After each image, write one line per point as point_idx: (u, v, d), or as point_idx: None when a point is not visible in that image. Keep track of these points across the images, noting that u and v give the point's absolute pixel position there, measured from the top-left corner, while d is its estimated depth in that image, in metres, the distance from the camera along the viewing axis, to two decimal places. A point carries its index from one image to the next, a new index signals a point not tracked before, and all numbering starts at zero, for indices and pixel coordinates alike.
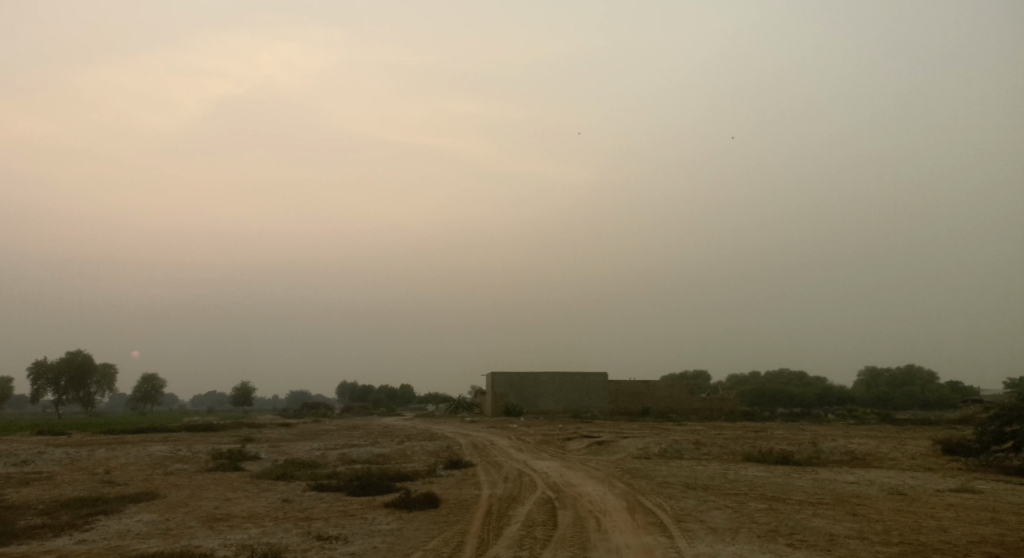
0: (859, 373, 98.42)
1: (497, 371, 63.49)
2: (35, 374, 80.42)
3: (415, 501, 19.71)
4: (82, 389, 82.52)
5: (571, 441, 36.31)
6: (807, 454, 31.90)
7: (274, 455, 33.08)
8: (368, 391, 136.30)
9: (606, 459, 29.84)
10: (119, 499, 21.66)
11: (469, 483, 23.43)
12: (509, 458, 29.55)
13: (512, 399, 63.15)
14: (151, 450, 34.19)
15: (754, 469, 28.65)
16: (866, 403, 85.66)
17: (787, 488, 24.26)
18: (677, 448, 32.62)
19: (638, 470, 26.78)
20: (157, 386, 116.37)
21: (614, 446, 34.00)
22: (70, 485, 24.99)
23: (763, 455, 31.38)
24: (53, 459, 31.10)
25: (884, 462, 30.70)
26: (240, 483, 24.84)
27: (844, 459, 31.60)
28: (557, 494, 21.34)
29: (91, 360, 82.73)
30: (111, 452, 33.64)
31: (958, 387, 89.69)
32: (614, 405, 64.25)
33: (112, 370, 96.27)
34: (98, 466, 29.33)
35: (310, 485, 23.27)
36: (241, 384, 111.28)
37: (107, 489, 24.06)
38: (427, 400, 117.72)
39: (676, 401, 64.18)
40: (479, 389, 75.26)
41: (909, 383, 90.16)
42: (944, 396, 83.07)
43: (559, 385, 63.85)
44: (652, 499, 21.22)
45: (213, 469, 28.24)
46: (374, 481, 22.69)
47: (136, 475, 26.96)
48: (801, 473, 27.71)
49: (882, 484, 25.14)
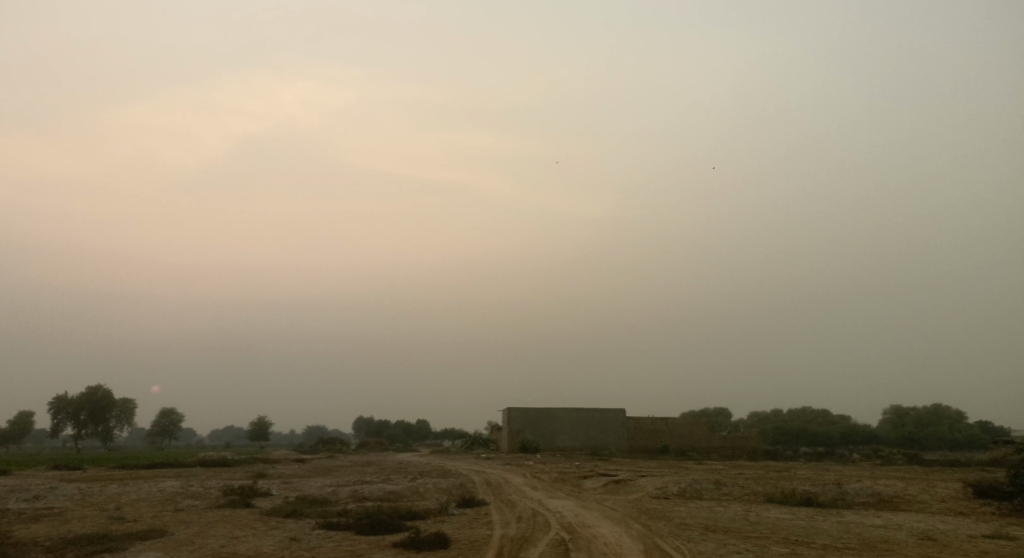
0: (885, 412, 96.63)
1: (513, 406, 62.78)
2: (56, 408, 80.60)
3: (424, 541, 19.17)
4: (102, 424, 82.48)
5: (587, 480, 35.58)
6: (831, 496, 30.99)
7: (285, 491, 32.59)
8: (385, 426, 135.66)
9: (623, 499, 29.10)
10: (125, 536, 21.28)
11: (481, 523, 22.84)
12: (523, 496, 28.94)
13: (528, 435, 62.36)
14: (163, 485, 33.78)
15: (777, 511, 27.80)
16: (892, 443, 83.86)
17: (811, 531, 23.45)
18: (697, 488, 31.79)
19: (656, 510, 26.05)
20: (175, 420, 116.28)
21: (632, 485, 33.24)
22: (78, 521, 24.64)
23: (785, 496, 30.51)
24: (64, 494, 30.73)
25: (913, 505, 29.75)
26: (249, 520, 24.41)
27: (870, 501, 30.67)
28: (571, 535, 20.71)
29: (112, 395, 82.80)
30: (123, 487, 33.26)
31: (988, 428, 87.71)
32: (632, 442, 63.24)
33: (131, 404, 96.30)
34: (109, 502, 28.94)
35: (319, 523, 22.77)
36: (258, 419, 111.00)
37: (115, 525, 23.69)
38: (443, 435, 116.96)
39: (696, 439, 63.15)
40: (496, 424, 74.49)
41: (936, 422, 88.31)
42: (973, 437, 81.19)
43: (576, 421, 62.99)
44: (669, 542, 20.50)
45: (223, 505, 27.80)
46: (384, 520, 22.15)
47: (145, 512, 26.53)
48: (826, 516, 26.87)
49: (912, 529, 24.27)
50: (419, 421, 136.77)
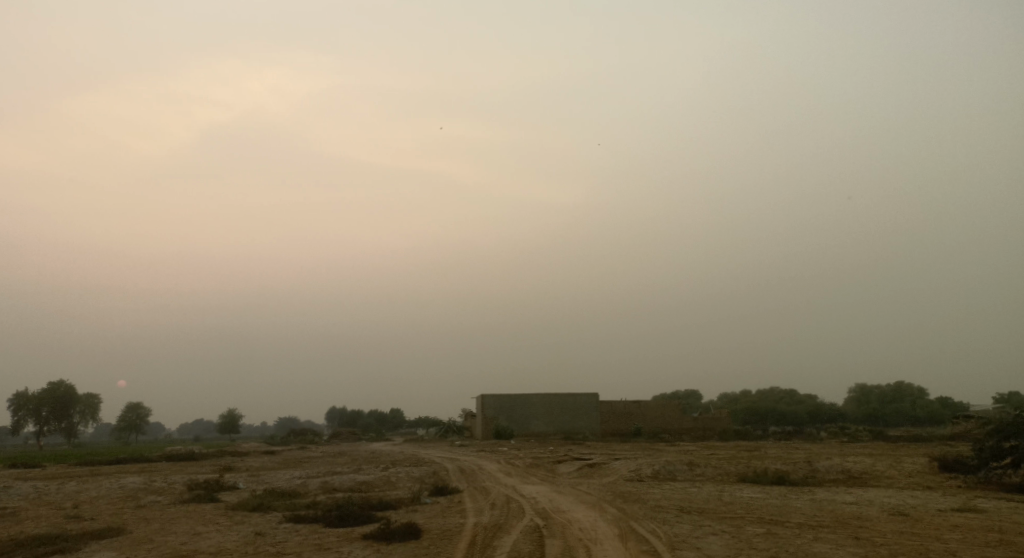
0: (851, 390, 97.56)
1: (487, 393, 62.47)
2: (17, 405, 78.77)
3: (394, 532, 18.66)
4: (65, 419, 80.68)
5: (561, 464, 35.29)
6: (803, 474, 30.99)
7: (252, 484, 31.85)
8: (357, 416, 134.65)
9: (597, 483, 28.80)
10: (80, 536, 20.50)
11: (453, 511, 22.42)
12: (496, 483, 28.55)
13: (502, 421, 62.07)
14: (124, 481, 32.90)
15: (750, 491, 27.70)
16: (857, 420, 84.89)
17: (785, 510, 23.28)
18: (670, 469, 31.63)
19: (630, 493, 25.78)
20: (142, 414, 114.47)
21: (606, 468, 33.00)
22: (34, 521, 23.81)
23: (758, 475, 30.46)
24: (19, 493, 29.73)
25: (882, 480, 29.85)
26: (212, 515, 23.77)
27: (840, 478, 30.71)
28: (545, 521, 20.29)
29: (75, 390, 80.95)
30: (82, 485, 32.33)
31: (948, 403, 89.21)
32: (606, 426, 63.15)
33: (96, 400, 94.43)
34: (66, 501, 28.03)
35: (286, 517, 22.16)
36: (228, 411, 109.58)
37: (72, 525, 22.89)
38: (417, 423, 116.09)
39: (669, 421, 63.30)
40: (469, 412, 74.16)
41: (899, 399, 89.57)
42: (934, 412, 82.49)
43: (549, 407, 62.77)
44: (645, 525, 20.17)
45: (187, 501, 27.02)
46: (354, 512, 21.60)
47: (104, 510, 25.73)
48: (798, 494, 26.81)
49: (883, 505, 24.22)
50: (390, 410, 136.11)
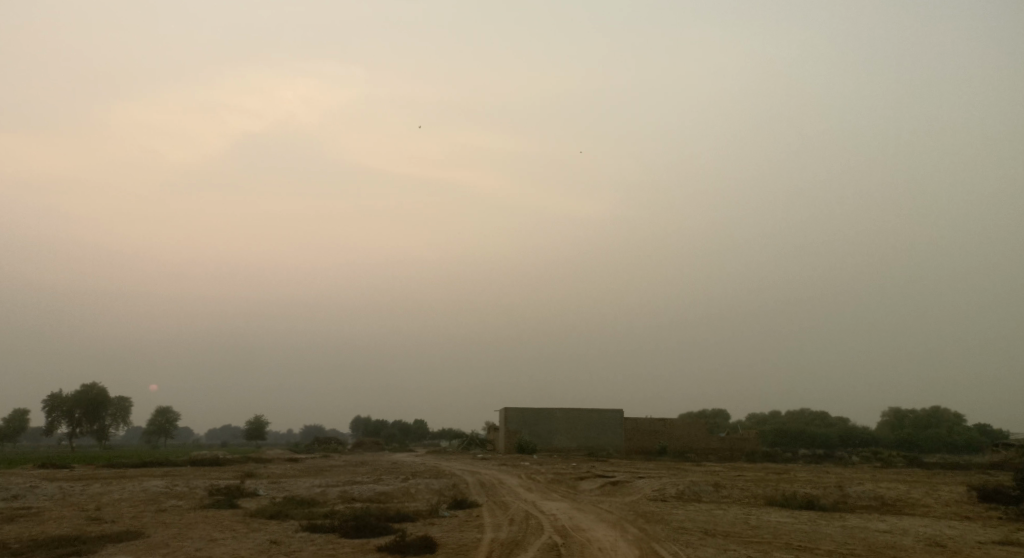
0: (885, 415, 95.57)
1: (510, 406, 62.01)
2: (51, 406, 79.74)
3: (409, 545, 18.30)
4: (97, 422, 81.51)
5: (583, 481, 34.71)
6: (833, 499, 30.16)
7: (273, 491, 31.72)
8: (383, 426, 134.66)
9: (620, 501, 28.25)
10: (97, 539, 20.37)
11: (472, 525, 22.03)
12: (517, 498, 28.09)
13: (525, 435, 61.57)
14: (147, 484, 32.92)
15: (777, 515, 26.97)
16: (890, 445, 83.06)
17: (814, 537, 22.55)
18: (696, 490, 30.98)
19: (653, 514, 25.20)
20: (171, 418, 115.38)
21: (629, 487, 32.39)
22: (55, 522, 23.83)
23: (786, 499, 29.70)
24: (45, 494, 29.83)
25: (917, 509, 28.94)
26: (230, 521, 23.60)
27: (873, 505, 29.83)
28: (564, 539, 19.80)
29: (107, 393, 81.74)
30: (106, 487, 32.41)
31: (986, 430, 87.02)
32: (630, 443, 62.38)
33: (127, 403, 95.33)
34: (90, 502, 28.06)
35: (303, 525, 21.93)
36: (255, 417, 110.12)
37: (91, 527, 22.85)
38: (442, 435, 115.72)
39: (695, 440, 62.40)
40: (493, 424, 73.76)
41: (935, 424, 87.59)
42: (971, 440, 80.47)
43: (573, 422, 62.17)
44: (667, 547, 19.58)
45: (207, 506, 26.91)
46: (371, 523, 21.26)
47: (125, 512, 25.70)
48: (829, 520, 26.04)
49: (918, 534, 23.45)
50: (415, 420, 136.01)
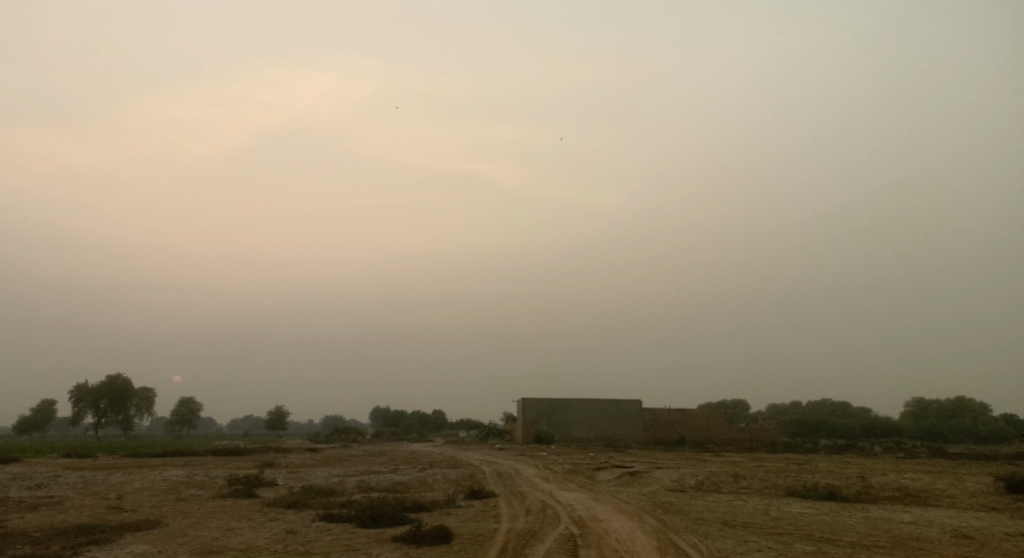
0: (908, 405, 94.53)
1: (528, 397, 61.84)
2: (76, 396, 80.54)
3: (425, 535, 18.19)
4: (122, 412, 82.27)
5: (601, 471, 34.52)
6: (855, 490, 29.79)
7: (291, 481, 31.77)
8: (403, 416, 135.14)
9: (637, 491, 28.02)
10: (117, 527, 20.45)
11: (489, 515, 21.92)
12: (534, 488, 27.94)
13: (544, 426, 61.40)
14: (167, 474, 33.07)
15: (799, 506, 26.66)
16: (913, 435, 82.20)
17: (836, 528, 22.20)
18: (715, 481, 30.69)
19: (671, 504, 24.97)
20: (194, 409, 116.28)
21: (647, 477, 32.16)
22: (76, 511, 23.96)
23: (807, 490, 29.36)
24: (66, 482, 30.02)
25: (941, 499, 28.51)
26: (248, 510, 23.65)
27: (896, 496, 29.41)
28: (581, 530, 19.63)
29: (131, 384, 82.46)
30: (127, 476, 32.58)
31: (1011, 420, 85.94)
32: (649, 433, 62.08)
33: (150, 394, 96.15)
34: (110, 491, 28.23)
35: (319, 515, 21.88)
36: (276, 407, 110.81)
37: (111, 516, 22.95)
38: (460, 426, 115.94)
39: (714, 431, 62.01)
40: (511, 414, 73.70)
41: (959, 415, 86.57)
42: (996, 431, 79.51)
43: (592, 412, 61.95)
44: (686, 538, 19.35)
45: (226, 495, 26.98)
46: (387, 512, 21.20)
47: (145, 502, 25.81)
48: (851, 511, 25.73)
49: (943, 526, 23.06)
50: (435, 411, 136.26)
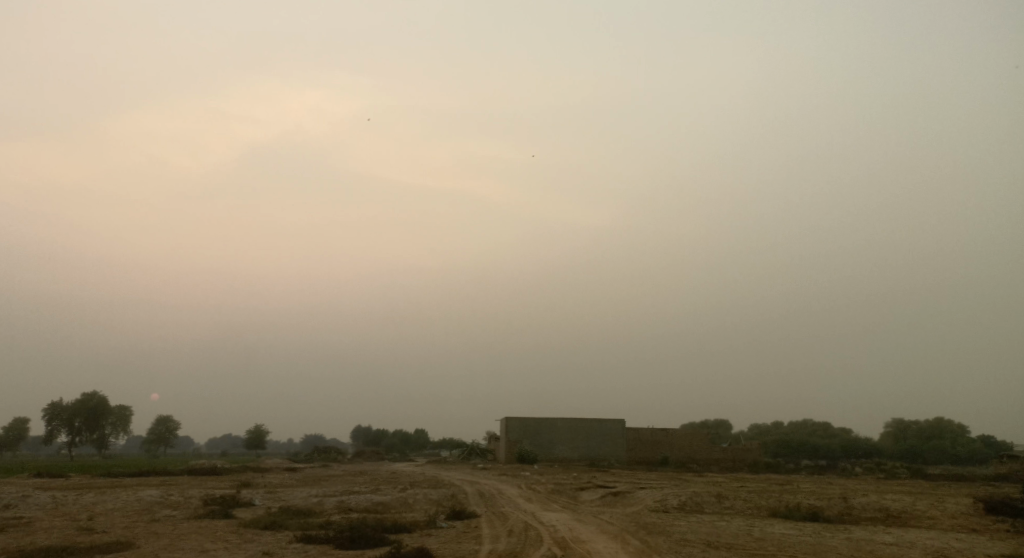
0: (888, 425, 94.88)
1: (511, 416, 61.47)
2: (50, 415, 79.19)
3: (405, 557, 17.85)
4: (97, 431, 80.98)
5: (584, 491, 34.24)
6: (837, 511, 29.67)
7: (269, 501, 31.25)
8: (383, 435, 134.07)
9: (620, 512, 27.77)
10: (87, 549, 19.96)
11: (470, 536, 21.58)
12: (516, 509, 27.63)
13: (526, 445, 61.03)
14: (142, 494, 32.44)
15: (782, 527, 26.50)
16: (893, 456, 82.44)
17: (820, 549, 22.03)
18: (698, 501, 30.50)
19: (654, 525, 24.77)
20: (171, 428, 114.69)
21: (630, 497, 31.92)
22: (46, 532, 23.37)
23: (790, 510, 29.24)
24: (37, 503, 29.35)
25: (922, 520, 28.47)
26: (224, 532, 23.19)
27: (878, 516, 29.35)
28: (563, 551, 19.35)
29: (106, 402, 81.26)
30: (100, 496, 31.91)
31: (989, 441, 86.49)
32: (631, 453, 61.84)
33: (127, 412, 94.78)
34: (82, 512, 27.62)
35: (297, 536, 21.46)
36: (255, 426, 109.54)
37: (82, 537, 22.41)
38: (442, 445, 115.00)
39: (697, 451, 61.86)
40: (493, 434, 73.22)
41: (939, 436, 86.96)
42: (975, 451, 79.95)
43: (575, 432, 61.66)
44: None
45: (202, 516, 26.47)
46: (366, 533, 20.82)
47: (117, 522, 25.26)
48: (834, 532, 25.59)
49: (926, 547, 22.95)
50: (417, 430, 135.21)
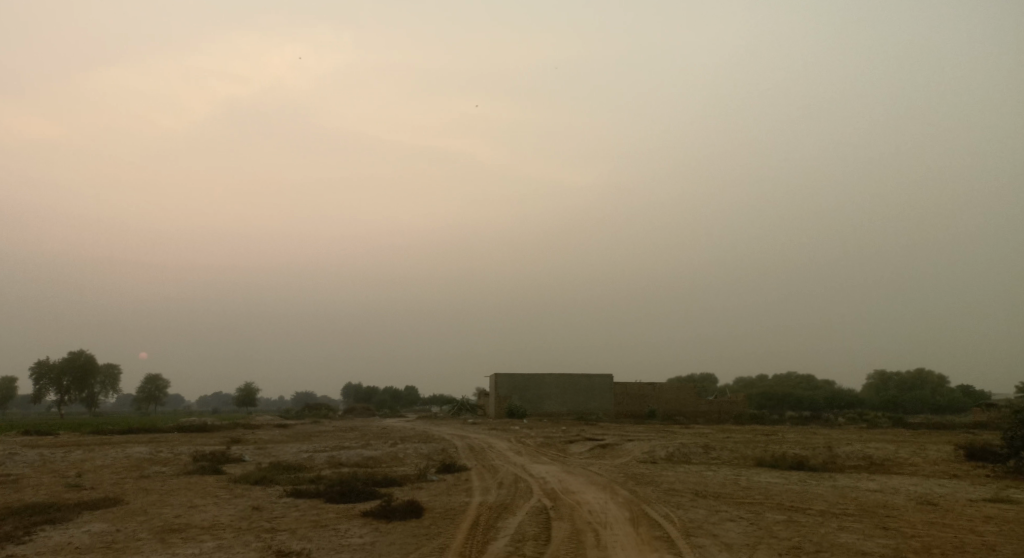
0: (870, 376, 95.91)
1: (500, 372, 61.66)
2: (37, 374, 78.88)
3: (395, 510, 17.87)
4: (86, 389, 80.82)
5: (573, 444, 34.46)
6: (822, 460, 29.98)
7: (259, 457, 31.23)
8: (374, 392, 134.52)
9: (609, 464, 27.96)
10: (74, 505, 19.89)
11: (460, 489, 21.66)
12: (506, 462, 27.75)
13: (515, 400, 61.33)
14: (131, 451, 32.38)
15: (768, 476, 26.79)
16: (875, 407, 83.45)
17: (806, 497, 22.28)
18: (686, 452, 30.78)
19: (642, 475, 24.95)
20: (160, 386, 114.61)
21: (618, 449, 32.14)
22: (33, 489, 23.31)
23: (776, 459, 29.54)
24: (25, 461, 29.24)
25: (905, 467, 28.81)
26: (213, 487, 23.18)
27: (862, 464, 29.69)
28: (553, 502, 19.45)
29: (95, 360, 81.08)
30: (88, 453, 31.81)
31: (969, 391, 87.64)
32: (619, 407, 62.33)
33: (116, 371, 94.64)
34: (70, 469, 27.52)
35: (288, 490, 21.49)
36: (244, 384, 109.70)
37: (71, 494, 22.34)
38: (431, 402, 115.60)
39: (684, 404, 62.38)
40: (482, 390, 73.59)
41: (920, 386, 88.00)
42: (955, 401, 81.02)
43: (564, 387, 62.00)
44: (658, 509, 19.24)
45: (191, 472, 26.43)
46: (356, 487, 20.87)
47: (106, 479, 25.21)
48: (820, 480, 25.84)
49: (909, 493, 23.20)
50: (408, 387, 135.75)
